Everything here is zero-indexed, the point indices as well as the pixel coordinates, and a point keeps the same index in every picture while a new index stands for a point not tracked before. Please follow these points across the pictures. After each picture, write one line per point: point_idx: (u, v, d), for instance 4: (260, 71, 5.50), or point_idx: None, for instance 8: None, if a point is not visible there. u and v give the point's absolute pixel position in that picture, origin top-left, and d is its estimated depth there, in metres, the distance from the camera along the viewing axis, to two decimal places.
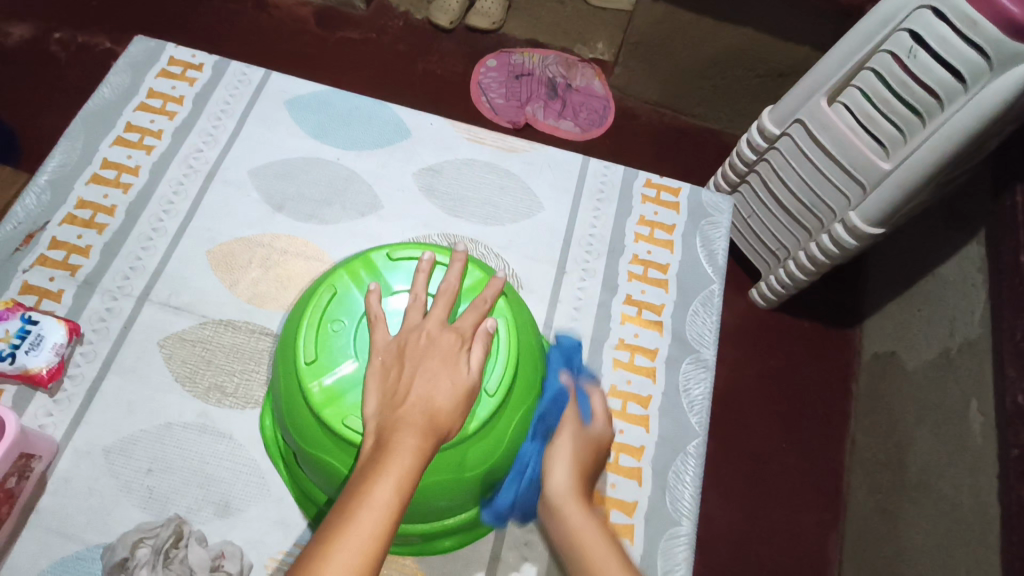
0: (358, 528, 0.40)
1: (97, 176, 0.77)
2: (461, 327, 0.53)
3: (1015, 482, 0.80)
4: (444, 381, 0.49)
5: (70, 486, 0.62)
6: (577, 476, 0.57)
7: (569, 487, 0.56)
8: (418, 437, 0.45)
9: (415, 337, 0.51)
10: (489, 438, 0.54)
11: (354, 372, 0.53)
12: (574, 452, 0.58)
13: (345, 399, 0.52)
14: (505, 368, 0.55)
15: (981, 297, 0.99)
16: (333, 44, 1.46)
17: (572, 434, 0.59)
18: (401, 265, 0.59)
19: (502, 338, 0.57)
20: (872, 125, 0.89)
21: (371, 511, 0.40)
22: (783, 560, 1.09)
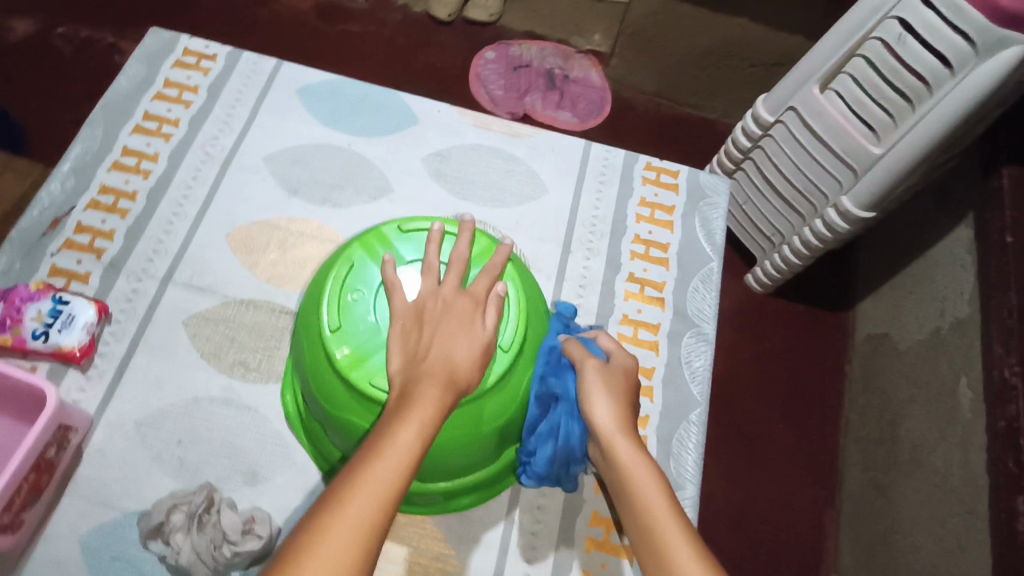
0: (383, 464, 0.43)
1: (118, 163, 0.79)
2: (475, 290, 0.56)
3: (1001, 453, 0.84)
4: (462, 341, 0.52)
5: (106, 457, 0.66)
6: (616, 407, 0.58)
7: (614, 420, 0.57)
8: (439, 390, 0.49)
9: (432, 301, 0.54)
10: (504, 394, 0.58)
11: (376, 337, 0.55)
12: (608, 392, 0.59)
13: (369, 362, 0.54)
14: (517, 329, 0.58)
15: (970, 278, 1.03)
16: (334, 38, 1.49)
17: (596, 376, 0.60)
18: (413, 236, 0.61)
19: (512, 302, 0.59)
20: (863, 111, 0.92)
21: (395, 451, 0.44)
22: (780, 534, 1.14)
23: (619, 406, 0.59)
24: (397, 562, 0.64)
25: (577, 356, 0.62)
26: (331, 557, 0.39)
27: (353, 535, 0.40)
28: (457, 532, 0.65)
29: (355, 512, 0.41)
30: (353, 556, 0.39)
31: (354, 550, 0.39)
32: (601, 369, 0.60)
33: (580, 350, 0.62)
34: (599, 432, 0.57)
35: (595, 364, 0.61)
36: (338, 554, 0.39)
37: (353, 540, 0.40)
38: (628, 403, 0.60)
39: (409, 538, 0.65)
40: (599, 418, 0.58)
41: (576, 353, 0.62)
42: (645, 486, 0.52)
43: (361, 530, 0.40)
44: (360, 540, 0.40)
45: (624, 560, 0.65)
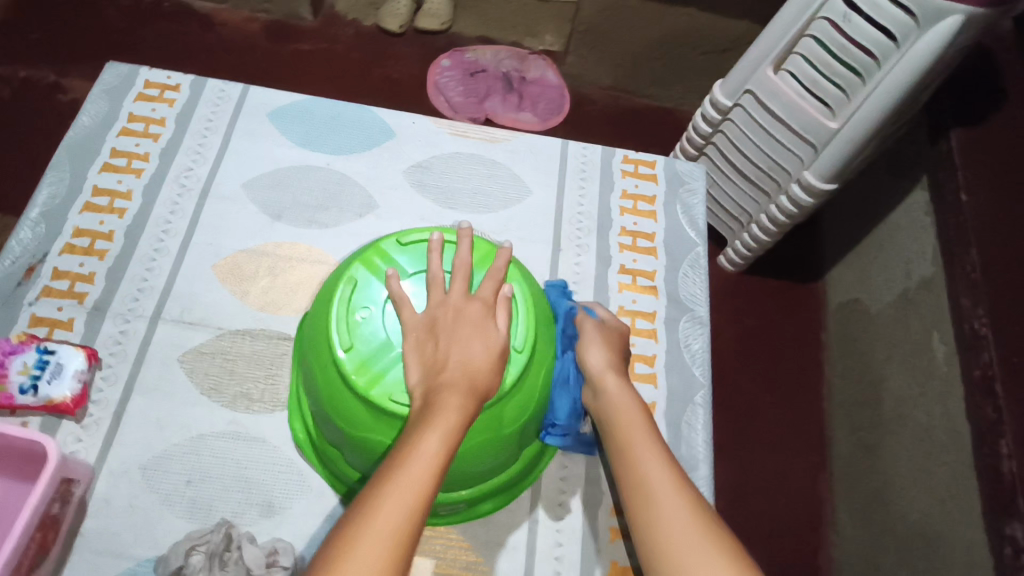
0: (409, 475, 0.44)
1: (90, 204, 0.77)
2: (483, 296, 0.56)
3: (979, 400, 0.87)
4: (478, 346, 0.52)
5: (113, 506, 0.64)
6: (609, 356, 0.67)
7: (606, 367, 0.65)
8: (461, 397, 0.49)
9: (443, 310, 0.54)
10: (522, 394, 0.59)
11: (389, 351, 0.54)
12: (603, 344, 0.67)
13: (386, 377, 0.54)
14: (528, 327, 0.59)
15: (930, 238, 1.08)
16: (286, 58, 1.47)
17: (594, 333, 0.68)
18: (411, 248, 0.60)
19: (520, 302, 0.60)
20: (817, 89, 0.96)
21: (419, 459, 0.45)
22: (779, 503, 1.18)
23: (611, 356, 0.67)
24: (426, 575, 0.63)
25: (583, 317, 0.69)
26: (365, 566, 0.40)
27: (383, 544, 0.41)
28: (482, 540, 0.65)
29: (384, 523, 0.41)
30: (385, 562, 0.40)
31: (386, 556, 0.40)
32: (598, 324, 0.68)
33: (580, 312, 0.70)
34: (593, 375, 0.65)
35: (592, 320, 0.69)
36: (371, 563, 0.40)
37: (386, 549, 0.41)
38: (620, 356, 0.68)
39: (435, 550, 0.65)
40: (593, 364, 0.66)
41: (576, 313, 0.70)
42: (629, 420, 0.61)
43: (394, 533, 0.41)
44: (390, 549, 0.41)
45: None
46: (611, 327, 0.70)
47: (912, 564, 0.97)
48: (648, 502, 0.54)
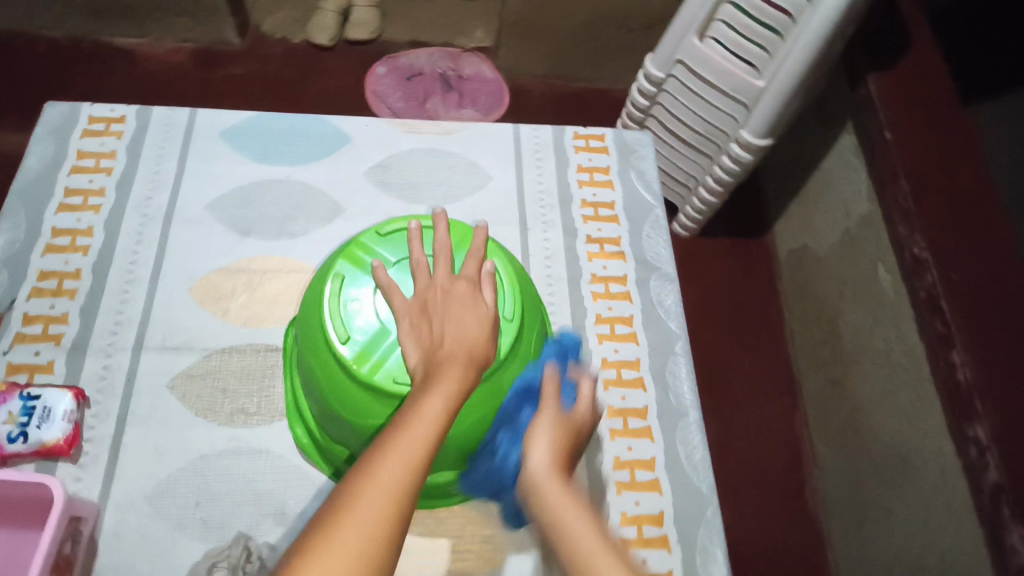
0: (416, 432, 0.45)
1: (51, 245, 0.76)
2: (467, 273, 0.58)
3: (929, 319, 0.92)
4: (470, 318, 0.55)
5: (123, 540, 0.63)
6: (556, 456, 0.54)
7: (549, 466, 0.53)
8: (461, 366, 0.51)
9: (432, 292, 0.57)
10: (518, 362, 0.61)
11: (386, 338, 0.57)
12: (551, 435, 0.55)
13: (387, 362, 0.56)
14: (514, 299, 0.62)
15: (862, 177, 1.15)
16: (220, 83, 1.46)
17: (549, 416, 0.56)
18: (391, 240, 0.63)
19: (503, 276, 0.63)
20: (741, 51, 1.02)
21: (424, 419, 0.46)
22: (760, 447, 1.24)
23: (557, 453, 0.54)
24: (448, 554, 0.66)
25: (546, 396, 0.58)
26: (370, 516, 0.40)
27: (388, 495, 0.41)
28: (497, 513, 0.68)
29: (391, 473, 0.42)
30: (388, 513, 0.40)
31: (391, 505, 0.41)
32: (554, 414, 0.56)
33: (548, 390, 0.58)
34: (532, 476, 0.52)
35: (552, 407, 0.57)
36: (377, 513, 0.40)
37: (390, 498, 0.41)
38: (570, 455, 0.56)
39: (452, 529, 0.67)
40: (533, 461, 0.53)
41: (544, 390, 0.58)
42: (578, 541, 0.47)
43: (398, 486, 0.42)
44: (397, 498, 0.41)
45: (654, 492, 0.70)
46: (570, 421, 0.57)
47: (889, 482, 1.03)
48: None
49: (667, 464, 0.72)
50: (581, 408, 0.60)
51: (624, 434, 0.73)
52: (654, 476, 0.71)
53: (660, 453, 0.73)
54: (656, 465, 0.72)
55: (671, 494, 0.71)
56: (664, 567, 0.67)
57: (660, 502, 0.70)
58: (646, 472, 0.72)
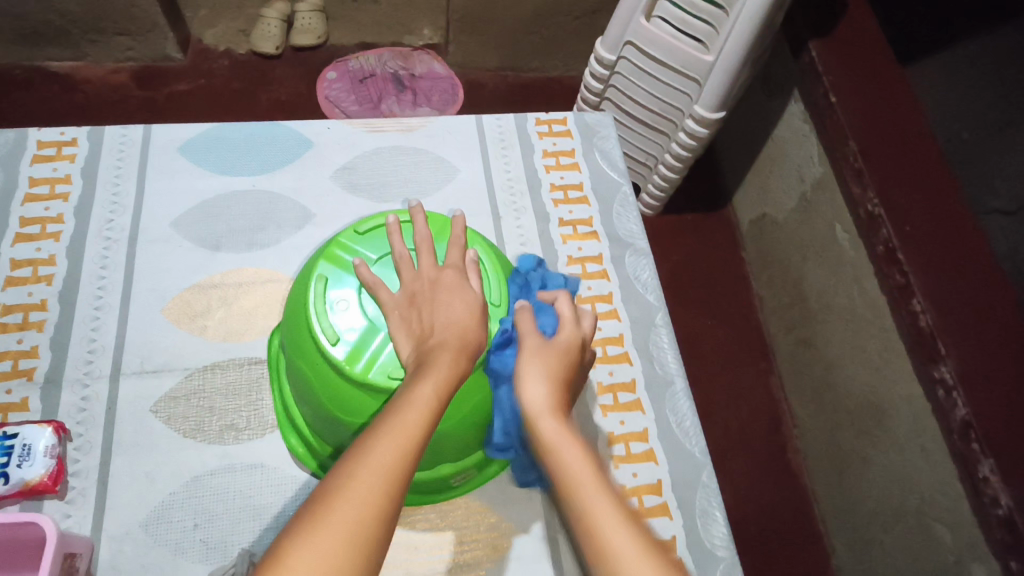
0: (407, 419, 0.45)
1: (12, 278, 0.73)
2: (452, 262, 0.58)
3: (888, 271, 0.96)
4: (459, 305, 0.55)
5: (122, 571, 0.61)
6: (551, 387, 0.54)
7: (546, 399, 0.53)
8: (453, 353, 0.51)
9: (419, 284, 0.57)
10: None
11: (377, 334, 0.57)
12: (540, 369, 0.54)
13: (379, 359, 0.56)
14: (500, 285, 0.63)
15: (813, 142, 1.19)
16: (166, 101, 1.42)
17: (533, 349, 0.56)
18: (370, 237, 0.63)
19: (487, 264, 0.64)
20: (688, 28, 1.04)
21: (414, 406, 0.46)
22: (741, 412, 1.28)
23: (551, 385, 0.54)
24: (455, 544, 0.66)
25: (523, 330, 0.57)
26: (358, 496, 0.40)
27: (380, 477, 0.41)
28: (499, 500, 0.69)
29: (380, 458, 0.42)
30: (377, 495, 0.41)
31: (382, 489, 0.41)
32: (539, 344, 0.55)
33: (525, 322, 0.58)
34: (530, 415, 0.52)
35: (534, 339, 0.56)
36: (365, 496, 0.40)
37: (378, 483, 0.41)
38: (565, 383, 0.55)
39: (457, 521, 0.67)
40: (532, 397, 0.53)
41: (521, 325, 0.58)
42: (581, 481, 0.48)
43: (385, 469, 0.42)
44: (389, 481, 0.42)
45: (650, 462, 0.72)
46: (556, 346, 0.56)
47: (866, 432, 1.07)
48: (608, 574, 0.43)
49: (660, 433, 0.74)
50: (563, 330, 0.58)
51: (615, 409, 0.75)
52: (648, 446, 0.73)
53: (652, 423, 0.74)
54: (649, 435, 0.74)
55: (666, 462, 0.72)
56: (667, 533, 0.68)
57: (657, 471, 0.72)
58: (641, 444, 0.73)
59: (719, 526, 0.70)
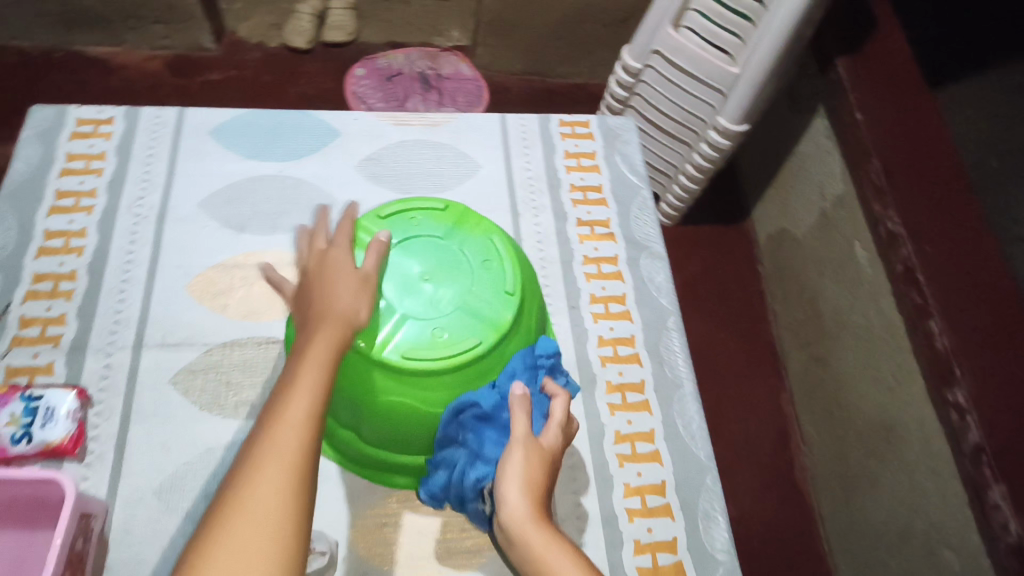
0: (295, 405, 0.48)
1: (45, 248, 0.76)
2: (334, 252, 0.61)
3: (905, 291, 0.95)
4: (337, 285, 0.58)
5: (134, 535, 0.63)
6: (531, 494, 0.53)
7: (526, 509, 0.51)
8: (338, 320, 0.55)
9: (309, 277, 0.61)
10: (521, 332, 0.64)
11: (391, 314, 0.60)
12: (525, 472, 0.53)
13: (395, 338, 0.59)
14: (515, 272, 0.65)
15: (836, 159, 1.19)
16: (197, 89, 1.45)
17: (522, 452, 0.54)
18: (392, 222, 0.66)
19: (502, 252, 0.66)
20: (716, 39, 1.05)
21: (305, 378, 0.50)
22: (749, 426, 1.27)
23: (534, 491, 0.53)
24: (458, 529, 0.67)
25: (516, 428, 0.56)
26: (270, 480, 0.44)
27: (282, 464, 0.44)
28: None
29: (284, 437, 0.46)
30: (288, 474, 0.44)
31: (288, 476, 0.44)
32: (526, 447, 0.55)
33: (517, 420, 0.57)
34: (511, 525, 0.51)
35: (524, 439, 0.55)
36: (276, 476, 0.44)
37: (286, 462, 0.45)
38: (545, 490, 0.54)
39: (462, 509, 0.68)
40: (510, 505, 0.52)
41: (514, 421, 0.57)
42: None
43: (289, 446, 0.45)
44: (292, 461, 0.45)
45: (655, 463, 0.72)
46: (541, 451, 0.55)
47: (876, 453, 1.06)
48: None
49: (667, 435, 0.74)
50: (549, 433, 0.58)
51: (623, 409, 0.75)
52: (654, 447, 0.73)
53: (659, 425, 0.75)
54: (655, 437, 0.74)
55: (672, 464, 0.73)
56: (668, 535, 0.69)
57: (661, 472, 0.72)
58: (646, 444, 0.73)
59: (721, 531, 0.70)
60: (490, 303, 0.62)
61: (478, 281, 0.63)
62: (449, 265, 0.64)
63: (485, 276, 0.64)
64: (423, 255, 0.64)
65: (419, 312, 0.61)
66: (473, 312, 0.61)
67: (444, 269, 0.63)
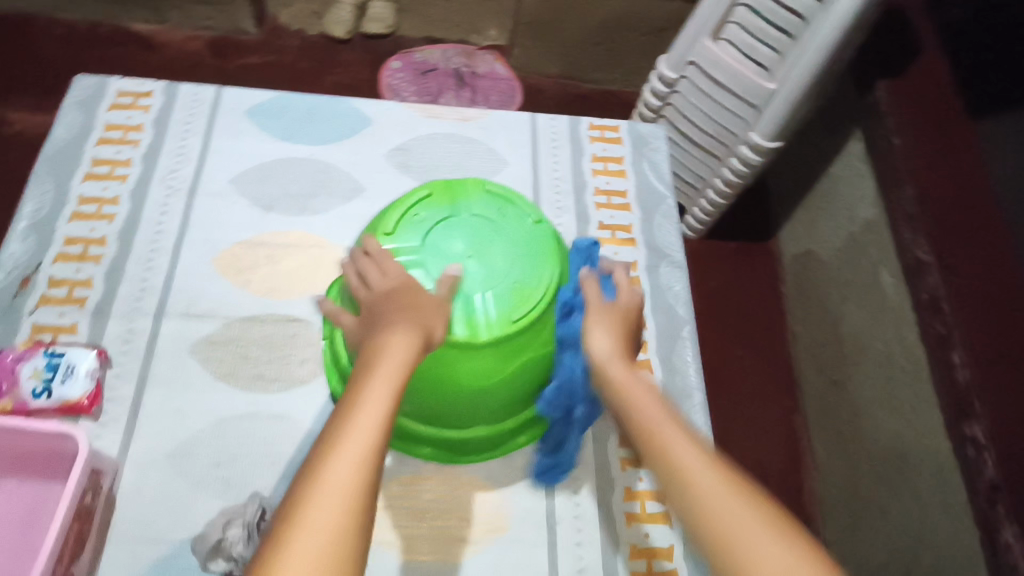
0: (354, 437, 0.45)
1: (78, 212, 0.78)
2: (393, 277, 0.59)
3: (930, 320, 0.93)
4: (408, 306, 0.56)
5: (143, 495, 0.64)
6: (612, 340, 0.59)
7: (609, 350, 0.58)
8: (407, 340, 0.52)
9: (375, 304, 0.58)
10: (564, 251, 0.70)
11: (471, 297, 0.62)
12: (605, 325, 0.60)
13: (490, 312, 0.62)
14: (531, 207, 0.69)
15: (868, 182, 1.17)
16: (237, 71, 1.48)
17: (597, 310, 0.61)
18: (400, 218, 0.66)
19: (522, 206, 0.69)
20: (754, 54, 1.04)
21: (369, 406, 0.47)
22: (759, 446, 1.25)
23: (617, 342, 0.59)
24: (459, 517, 0.68)
25: (587, 295, 0.63)
26: (324, 520, 0.41)
27: (341, 494, 0.42)
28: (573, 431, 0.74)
29: (340, 473, 0.43)
30: (346, 516, 0.42)
31: (342, 520, 0.41)
32: (600, 304, 0.61)
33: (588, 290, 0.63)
34: (597, 362, 0.57)
35: (597, 301, 0.62)
36: (330, 517, 0.41)
37: (343, 504, 0.42)
38: (627, 340, 0.61)
39: (465, 498, 0.69)
40: (595, 348, 0.58)
41: (585, 294, 0.63)
42: (648, 413, 0.51)
43: (348, 486, 0.43)
44: (349, 502, 0.42)
45: None
46: (616, 309, 0.62)
47: (887, 483, 1.04)
48: (684, 499, 0.45)
49: None
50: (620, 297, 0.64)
51: None
52: None
53: None
54: None
55: None
56: (665, 542, 0.68)
57: None
58: None
59: None
60: (529, 242, 0.66)
61: (508, 227, 0.66)
62: (482, 231, 0.65)
63: (511, 220, 0.67)
64: (455, 234, 0.64)
65: (488, 283, 0.63)
66: (527, 254, 0.65)
67: (480, 237, 0.65)
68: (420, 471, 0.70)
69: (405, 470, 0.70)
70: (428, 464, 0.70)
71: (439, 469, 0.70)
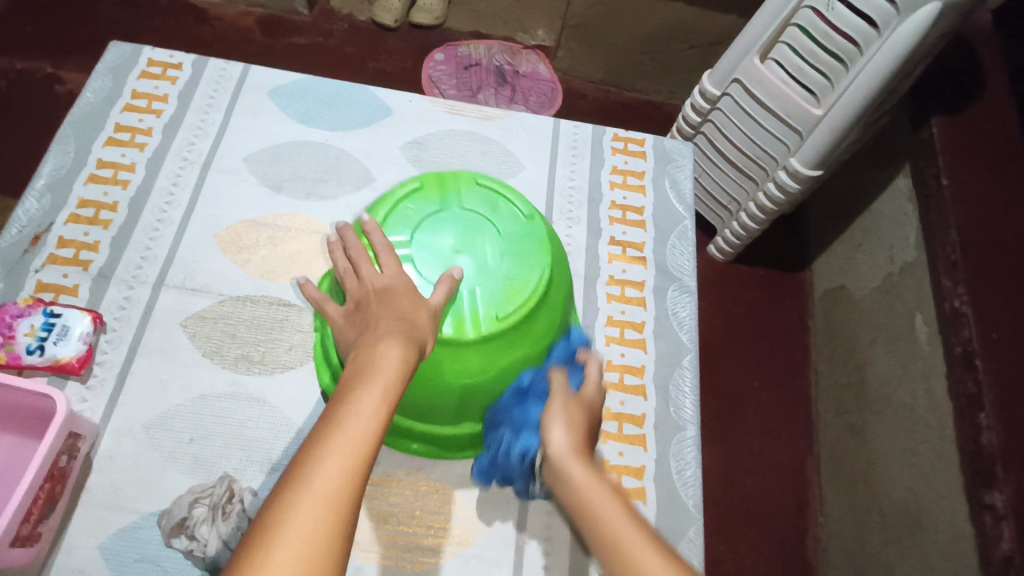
0: (339, 448, 0.43)
1: (94, 175, 0.79)
2: (388, 272, 0.58)
3: (960, 375, 0.87)
4: (404, 309, 0.54)
5: (116, 462, 0.65)
6: (577, 440, 0.53)
7: (570, 449, 0.52)
8: (401, 348, 0.51)
9: (368, 297, 0.57)
10: (558, 255, 0.69)
11: (460, 297, 0.60)
12: (565, 418, 0.55)
13: (478, 311, 0.60)
14: (527, 204, 0.68)
15: (912, 223, 1.10)
16: (282, 50, 1.50)
17: (559, 403, 0.57)
18: (389, 205, 0.65)
19: (517, 202, 0.67)
20: (801, 76, 0.98)
21: (359, 416, 0.45)
22: (765, 484, 1.21)
23: (578, 436, 0.54)
24: (426, 523, 0.67)
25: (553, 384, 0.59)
26: (306, 531, 0.39)
27: (325, 507, 0.40)
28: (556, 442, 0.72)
29: (325, 483, 0.41)
30: (330, 530, 0.39)
31: (327, 532, 0.39)
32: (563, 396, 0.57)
33: (556, 379, 0.60)
34: (553, 461, 0.52)
35: (561, 394, 0.58)
36: (312, 530, 0.39)
37: (325, 516, 0.40)
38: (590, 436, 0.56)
39: (436, 506, 0.67)
40: (554, 444, 0.53)
41: (552, 383, 0.60)
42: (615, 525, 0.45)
43: (333, 496, 0.41)
44: (335, 513, 0.40)
45: (639, 501, 0.69)
46: (581, 400, 0.58)
47: (897, 541, 0.98)
48: None
49: (657, 476, 0.71)
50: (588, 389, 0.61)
51: (616, 439, 0.72)
52: (641, 484, 0.70)
53: (651, 463, 0.71)
54: (645, 474, 0.71)
55: (656, 506, 0.69)
56: None
57: (642, 512, 0.69)
58: (634, 480, 0.70)
59: None
60: (521, 238, 0.65)
61: (501, 223, 0.65)
62: (470, 226, 0.64)
63: (504, 216, 0.66)
64: (444, 230, 0.64)
65: (476, 278, 0.62)
66: (520, 252, 0.63)
67: (469, 233, 0.64)
68: (392, 473, 0.68)
69: (377, 469, 0.69)
70: (399, 466, 0.69)
71: (410, 473, 0.69)
